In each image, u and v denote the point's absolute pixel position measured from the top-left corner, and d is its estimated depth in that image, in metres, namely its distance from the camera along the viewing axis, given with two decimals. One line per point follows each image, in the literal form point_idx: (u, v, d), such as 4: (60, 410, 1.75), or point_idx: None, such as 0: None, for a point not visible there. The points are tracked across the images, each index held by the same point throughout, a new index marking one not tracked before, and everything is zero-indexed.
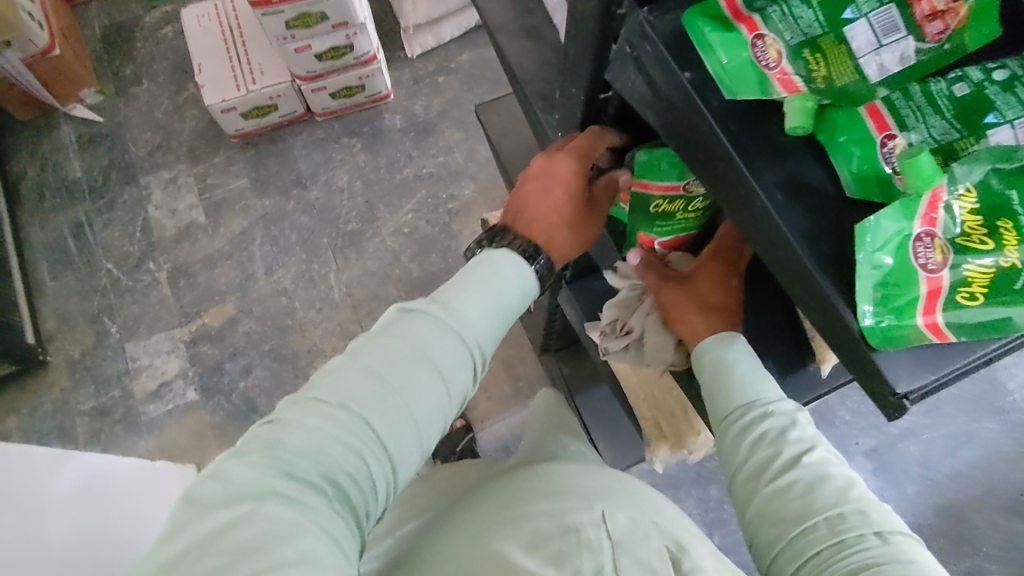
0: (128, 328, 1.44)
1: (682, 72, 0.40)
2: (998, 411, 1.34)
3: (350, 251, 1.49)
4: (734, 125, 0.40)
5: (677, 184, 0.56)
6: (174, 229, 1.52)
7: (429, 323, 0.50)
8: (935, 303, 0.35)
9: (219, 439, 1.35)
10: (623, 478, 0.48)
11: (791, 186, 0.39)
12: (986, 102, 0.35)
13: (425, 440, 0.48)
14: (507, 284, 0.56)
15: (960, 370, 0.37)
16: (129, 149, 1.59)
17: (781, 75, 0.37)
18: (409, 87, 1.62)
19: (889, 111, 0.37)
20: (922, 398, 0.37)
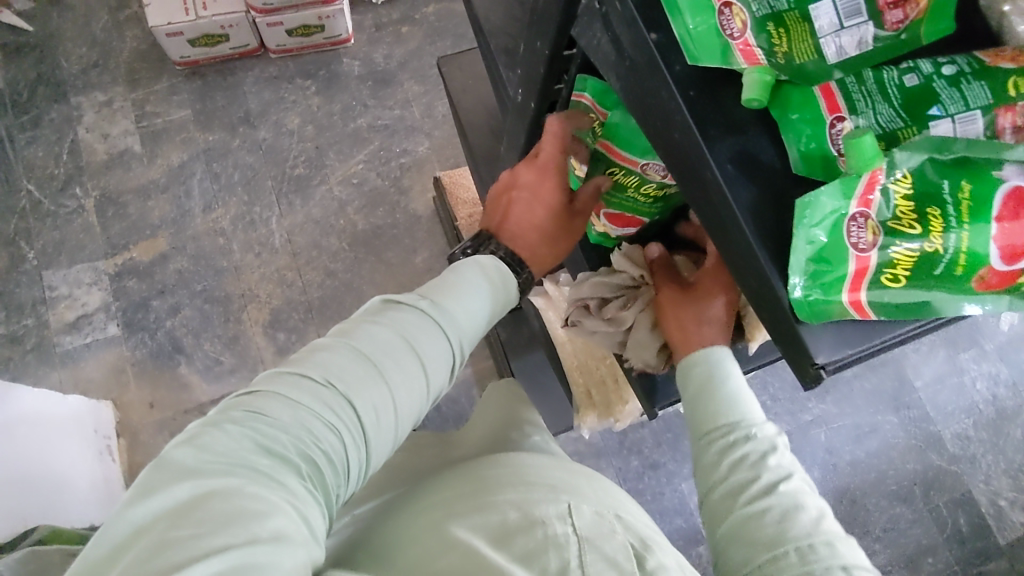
0: (48, 254, 1.36)
1: (649, 33, 0.43)
2: (901, 405, 1.42)
3: (295, 197, 1.44)
4: (694, 92, 0.42)
5: (636, 160, 0.60)
6: (106, 154, 1.43)
7: (418, 320, 0.53)
8: (861, 281, 0.37)
9: (138, 377, 1.30)
10: (587, 480, 0.56)
11: (744, 158, 0.41)
12: (932, 95, 0.37)
13: (401, 427, 0.51)
14: (488, 287, 0.59)
15: (875, 348, 0.40)
16: (60, 64, 1.48)
17: (743, 46, 0.38)
18: (371, 33, 1.56)
19: (842, 94, 0.38)
20: (839, 370, 0.40)
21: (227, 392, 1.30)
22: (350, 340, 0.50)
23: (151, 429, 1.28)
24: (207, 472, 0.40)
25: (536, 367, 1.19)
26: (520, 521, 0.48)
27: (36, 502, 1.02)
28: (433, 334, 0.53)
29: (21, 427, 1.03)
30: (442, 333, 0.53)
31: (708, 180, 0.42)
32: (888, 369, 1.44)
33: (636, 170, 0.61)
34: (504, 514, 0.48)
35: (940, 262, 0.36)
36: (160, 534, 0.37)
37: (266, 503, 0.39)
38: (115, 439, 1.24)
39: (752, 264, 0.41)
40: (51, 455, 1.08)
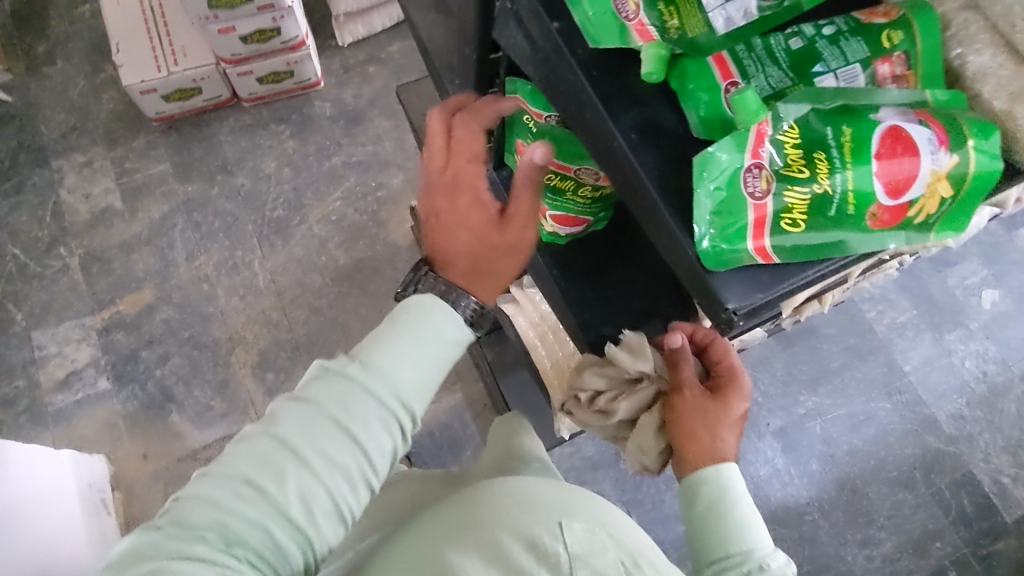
0: (36, 315, 1.38)
1: (552, 22, 0.45)
2: (892, 391, 1.42)
3: (276, 238, 1.47)
4: (597, 72, 0.45)
5: (570, 165, 0.64)
6: (89, 214, 1.46)
7: (345, 390, 0.49)
8: (762, 229, 0.41)
9: (131, 429, 1.31)
10: (576, 488, 0.57)
11: (647, 128, 0.44)
12: (814, 54, 0.43)
13: (343, 509, 0.48)
14: (436, 331, 0.53)
15: (784, 290, 0.43)
16: (40, 130, 1.52)
17: (639, 26, 0.42)
18: (339, 75, 1.61)
19: (733, 62, 0.43)
20: (749, 313, 0.43)
21: (220, 436, 1.31)
22: (270, 429, 0.47)
23: (146, 479, 1.28)
24: None
25: (523, 381, 1.20)
26: (512, 542, 0.49)
27: (35, 554, 1.03)
28: (361, 406, 0.49)
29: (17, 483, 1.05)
30: (377, 396, 0.50)
31: (616, 153, 0.44)
32: (876, 356, 1.45)
33: (571, 175, 0.65)
34: (496, 534, 0.49)
35: (829, 202, 0.40)
36: None
37: None
38: (110, 492, 1.24)
39: (662, 226, 0.44)
40: (49, 510, 1.09)
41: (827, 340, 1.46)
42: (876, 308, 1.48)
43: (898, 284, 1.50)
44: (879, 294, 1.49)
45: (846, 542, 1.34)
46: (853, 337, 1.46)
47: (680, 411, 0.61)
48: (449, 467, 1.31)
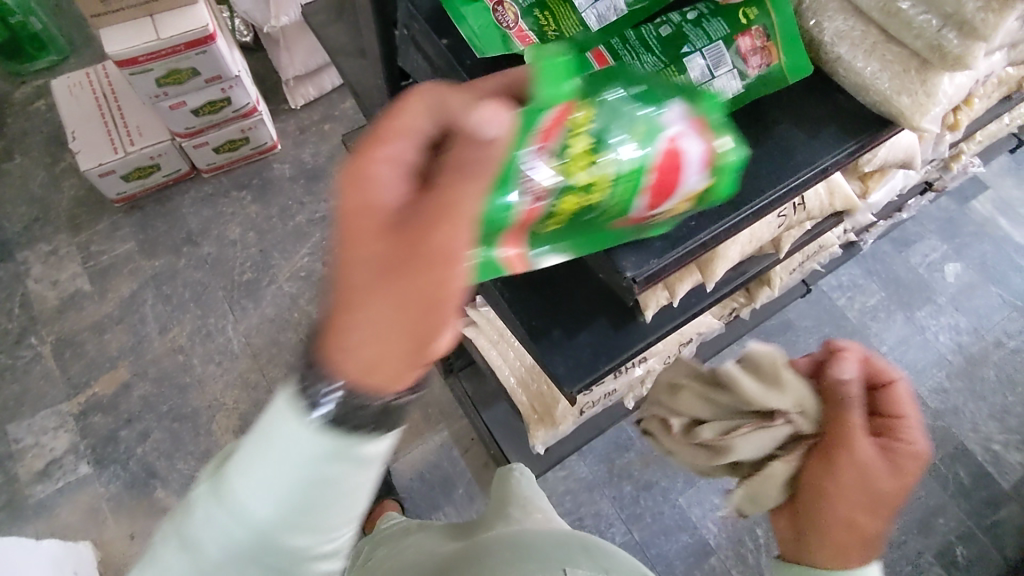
0: (10, 409, 1.36)
1: (441, 40, 0.51)
2: None
3: (247, 301, 1.48)
4: (486, 79, 0.50)
5: None
6: (57, 300, 1.47)
7: (202, 537, 0.34)
8: (519, 232, 0.41)
9: (115, 511, 1.28)
10: (577, 538, 0.62)
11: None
12: (682, 38, 0.47)
13: None
14: (289, 439, 0.32)
15: (678, 256, 0.49)
16: (3, 225, 1.53)
17: (518, 32, 0.48)
18: (296, 136, 1.65)
19: (611, 54, 0.47)
20: (650, 280, 0.49)
21: None
22: None
23: (135, 561, 1.25)
24: None
25: (505, 410, 1.20)
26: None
27: None
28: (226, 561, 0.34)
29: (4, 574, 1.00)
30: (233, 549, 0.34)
31: None
32: (852, 341, 1.46)
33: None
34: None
35: (585, 209, 0.42)
36: None
37: None
38: None
39: None
40: None
41: (803, 331, 1.47)
42: (846, 295, 1.50)
43: (863, 269, 1.53)
44: (846, 282, 1.51)
45: None
46: (827, 325, 1.48)
47: (839, 466, 0.59)
48: (442, 507, 1.29)
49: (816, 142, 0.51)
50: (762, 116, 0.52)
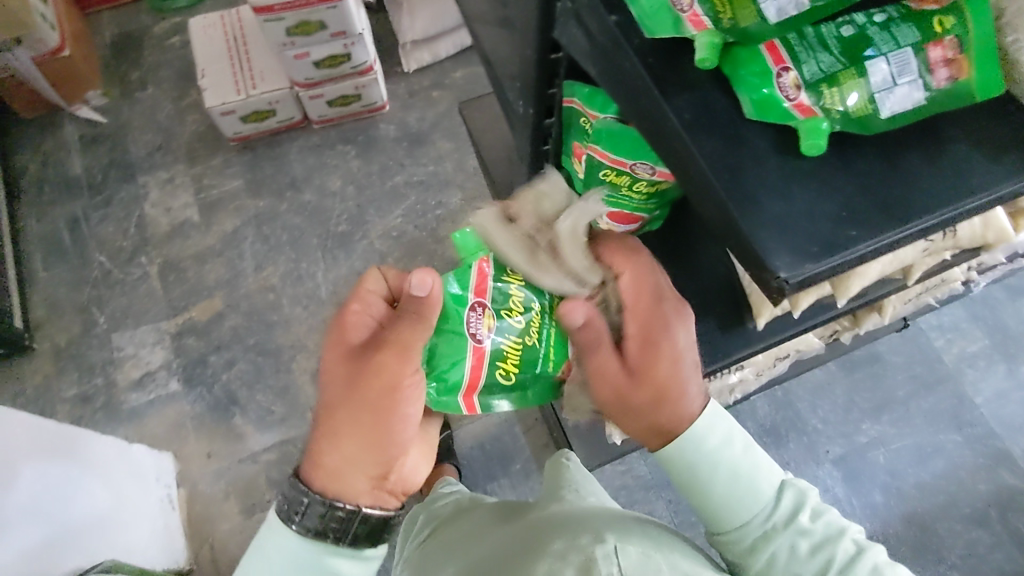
0: (116, 319, 1.47)
1: (610, 15, 0.42)
2: (963, 423, 1.34)
3: (339, 252, 1.53)
4: (652, 60, 0.41)
5: (622, 159, 0.56)
6: (169, 225, 1.57)
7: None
8: (474, 382, 0.64)
9: (196, 429, 1.37)
10: (642, 529, 0.54)
11: (701, 110, 0.39)
12: (866, 39, 0.38)
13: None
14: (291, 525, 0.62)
15: (858, 254, 0.36)
16: (129, 149, 1.64)
17: (692, 16, 0.39)
18: (405, 99, 1.69)
19: (785, 48, 0.38)
20: (807, 286, 0.36)
21: (279, 440, 1.36)
22: None
23: (208, 478, 1.34)
24: None
25: None
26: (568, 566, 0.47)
27: (112, 544, 1.06)
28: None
29: (96, 473, 1.09)
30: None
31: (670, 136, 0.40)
32: (945, 386, 1.37)
33: (625, 171, 0.57)
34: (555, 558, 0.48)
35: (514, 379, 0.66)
36: None
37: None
38: (176, 489, 1.30)
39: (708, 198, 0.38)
40: (121, 498, 1.13)
41: (892, 367, 1.39)
42: (945, 336, 1.41)
43: (968, 312, 1.43)
44: (948, 322, 1.42)
45: None
46: (920, 365, 1.39)
47: None
48: (497, 479, 1.31)
49: (998, 167, 0.40)
50: (933, 125, 0.40)
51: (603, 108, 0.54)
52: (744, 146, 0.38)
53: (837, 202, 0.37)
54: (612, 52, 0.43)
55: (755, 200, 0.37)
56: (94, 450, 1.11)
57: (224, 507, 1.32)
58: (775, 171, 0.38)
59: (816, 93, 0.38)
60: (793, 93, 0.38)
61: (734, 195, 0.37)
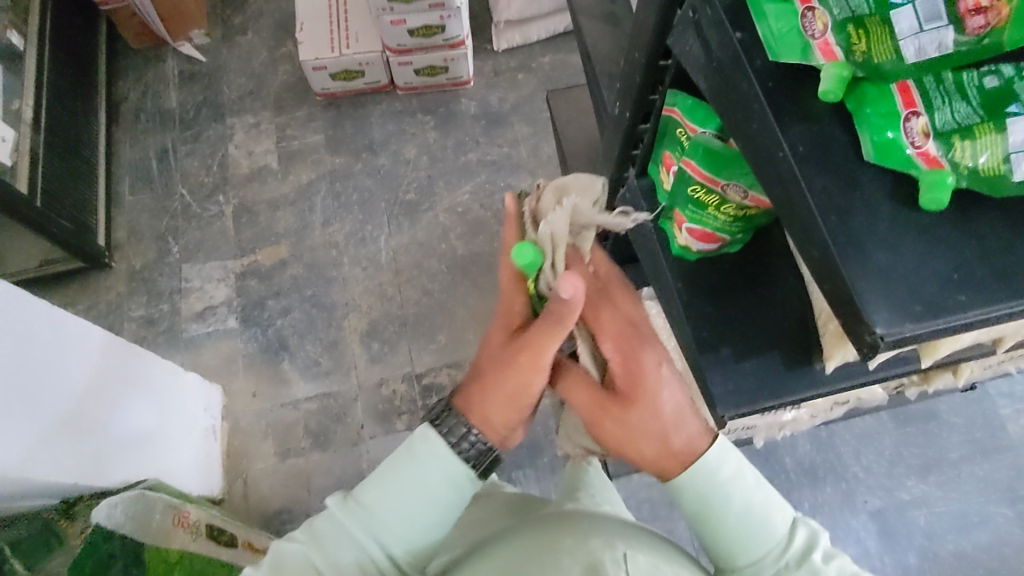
0: (188, 251, 1.53)
1: (734, 32, 0.41)
2: (1017, 499, 1.27)
3: (404, 219, 1.55)
4: (772, 84, 0.39)
5: (713, 178, 0.53)
6: (248, 169, 1.62)
7: (338, 532, 0.53)
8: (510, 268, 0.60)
9: (246, 368, 1.43)
10: (656, 540, 0.52)
11: (818, 146, 0.38)
12: (1012, 94, 0.34)
13: (410, 533, 0.54)
14: (421, 471, 0.54)
15: (965, 321, 0.34)
16: (223, 90, 1.70)
17: (823, 45, 0.38)
18: (489, 78, 1.69)
19: (919, 91, 0.36)
20: (900, 344, 0.34)
21: (320, 392, 1.40)
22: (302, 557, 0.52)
23: (251, 417, 1.38)
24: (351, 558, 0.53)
25: None
26: (572, 567, 0.43)
27: (155, 465, 1.11)
28: (345, 540, 0.53)
29: (151, 396, 1.13)
30: (355, 533, 0.53)
31: (777, 165, 0.38)
32: (1003, 456, 1.30)
33: (715, 190, 0.54)
34: (558, 559, 0.44)
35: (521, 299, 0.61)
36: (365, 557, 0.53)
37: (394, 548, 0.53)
38: (220, 421, 1.36)
39: (810, 238, 0.37)
40: (171, 422, 1.18)
41: (949, 427, 1.33)
42: (1013, 405, 1.34)
43: None
44: (1019, 391, 1.35)
45: None
46: (980, 430, 1.32)
47: None
48: (524, 468, 1.32)
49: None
50: None
51: (707, 123, 0.53)
52: (858, 189, 0.37)
53: (949, 263, 0.35)
54: (728, 69, 0.41)
55: (861, 249, 0.35)
56: (157, 374, 1.16)
57: (261, 446, 1.36)
58: (885, 221, 0.36)
59: (946, 143, 0.35)
60: (920, 139, 0.36)
61: (839, 240, 0.35)
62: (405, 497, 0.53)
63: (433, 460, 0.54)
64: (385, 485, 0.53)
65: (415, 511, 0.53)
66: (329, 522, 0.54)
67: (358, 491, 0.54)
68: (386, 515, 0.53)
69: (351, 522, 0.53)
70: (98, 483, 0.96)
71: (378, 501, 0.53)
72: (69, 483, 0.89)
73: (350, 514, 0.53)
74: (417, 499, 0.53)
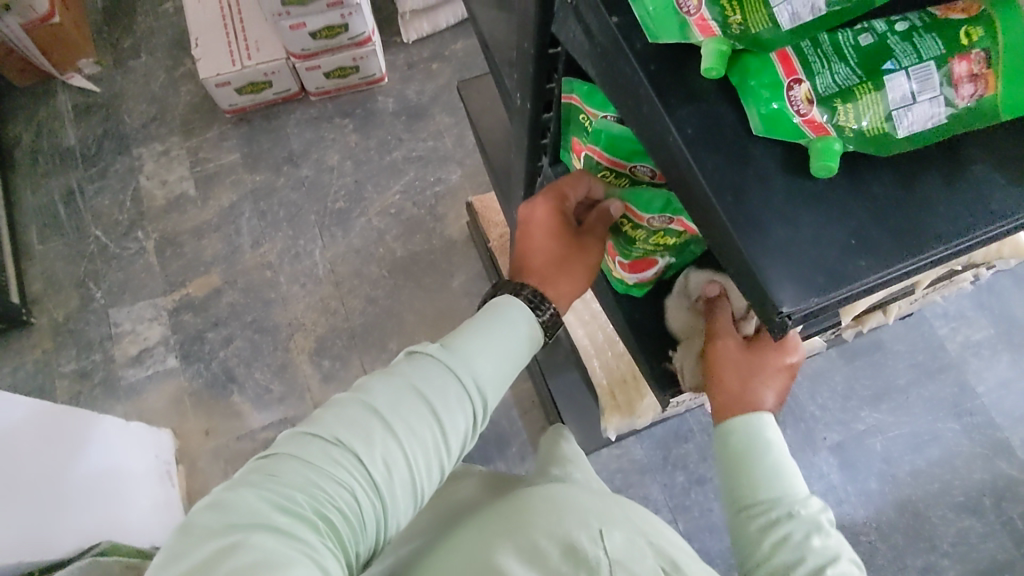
0: (113, 294, 1.46)
1: (610, 16, 0.40)
2: (962, 412, 1.33)
3: (337, 229, 1.51)
4: (655, 68, 0.39)
5: (623, 162, 0.54)
6: (165, 199, 1.54)
7: (433, 369, 0.47)
8: (637, 213, 0.59)
9: (195, 406, 1.37)
10: (626, 504, 0.52)
11: (707, 125, 0.37)
12: (887, 50, 0.35)
13: (498, 379, 0.50)
14: (513, 320, 0.52)
15: (867, 286, 0.35)
16: (124, 120, 1.61)
17: (699, 21, 0.37)
18: (403, 71, 1.65)
19: (798, 57, 0.36)
20: (807, 318, 0.35)
21: (277, 418, 1.36)
22: (385, 396, 0.46)
23: (207, 455, 1.34)
24: (442, 396, 0.47)
25: (574, 385, 1.17)
26: (551, 546, 0.44)
27: (109, 525, 1.05)
28: (442, 377, 0.47)
29: (89, 452, 1.07)
30: (450, 371, 0.48)
31: (670, 149, 0.38)
32: (945, 374, 1.36)
33: (625, 170, 0.55)
34: (536, 536, 0.45)
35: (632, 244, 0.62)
36: (454, 399, 0.47)
37: (479, 397, 0.49)
38: (175, 465, 1.31)
39: (711, 222, 0.36)
40: (118, 477, 1.12)
41: (893, 354, 1.38)
42: (948, 324, 1.40)
43: (973, 300, 1.41)
44: (952, 311, 1.41)
45: (906, 567, 1.24)
46: (922, 353, 1.38)
47: None
48: (494, 460, 1.31)
49: (1019, 190, 0.37)
50: (953, 143, 0.38)
51: (602, 107, 0.52)
52: (750, 166, 0.36)
53: (845, 229, 0.35)
54: (612, 56, 0.40)
55: (761, 228, 0.35)
56: (102, 434, 1.11)
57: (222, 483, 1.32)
58: (781, 193, 0.36)
59: (830, 108, 0.35)
60: (804, 107, 0.36)
61: (738, 220, 0.35)
62: (496, 345, 0.51)
63: (524, 324, 0.53)
64: (479, 335, 0.51)
65: (506, 354, 0.51)
66: (415, 367, 0.48)
67: (448, 338, 0.50)
68: (485, 354, 0.49)
69: (444, 369, 0.48)
70: (47, 555, 0.90)
71: (474, 345, 0.50)
72: (13, 563, 0.83)
73: (445, 360, 0.48)
74: (509, 347, 0.51)
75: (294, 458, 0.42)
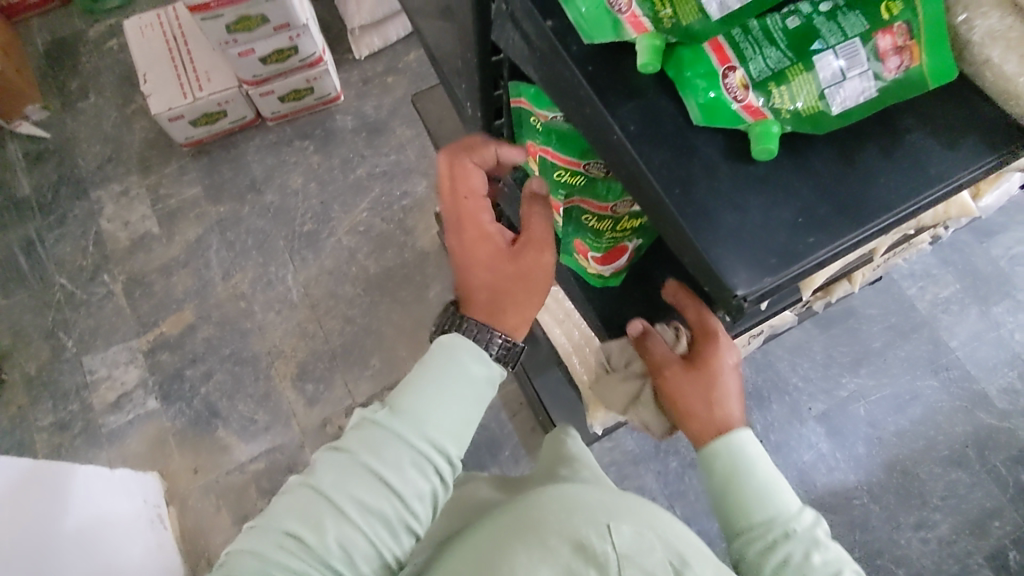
0: (84, 341, 1.43)
1: (545, 21, 0.40)
2: (939, 368, 1.36)
3: (307, 252, 1.50)
4: (592, 67, 0.39)
5: (576, 160, 0.55)
6: (128, 240, 1.52)
7: (378, 438, 0.48)
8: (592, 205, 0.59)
9: (180, 445, 1.35)
10: (631, 494, 0.52)
11: (650, 121, 0.38)
12: (814, 31, 0.37)
13: (451, 432, 0.49)
14: (460, 366, 0.51)
15: (818, 261, 0.36)
16: (78, 163, 1.58)
17: (631, 18, 0.38)
18: (359, 87, 1.64)
19: (730, 45, 0.38)
20: (764, 297, 0.36)
21: (266, 448, 1.34)
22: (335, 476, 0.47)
23: (198, 493, 1.32)
24: (390, 465, 0.47)
25: (558, 383, 1.17)
26: (561, 546, 0.44)
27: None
28: (388, 446, 0.47)
29: (69, 504, 1.04)
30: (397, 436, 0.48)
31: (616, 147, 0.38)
32: (919, 333, 1.39)
33: (579, 170, 0.56)
34: (546, 539, 0.44)
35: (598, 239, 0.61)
36: (405, 464, 0.47)
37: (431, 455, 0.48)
38: (166, 507, 1.28)
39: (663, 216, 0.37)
40: (103, 526, 1.09)
41: (868, 319, 1.41)
42: (918, 284, 1.43)
43: (939, 259, 1.44)
44: (920, 270, 1.44)
45: (900, 525, 1.26)
46: (895, 315, 1.41)
47: None
48: (487, 467, 1.31)
49: (956, 152, 0.39)
50: (889, 111, 0.40)
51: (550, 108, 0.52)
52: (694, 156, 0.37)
53: (792, 207, 0.36)
54: (551, 59, 0.41)
55: (710, 215, 0.36)
56: (81, 483, 1.08)
57: (215, 520, 1.30)
58: (727, 178, 0.37)
59: (764, 92, 0.37)
60: (740, 93, 0.37)
61: (687, 212, 0.36)
62: (445, 397, 0.49)
63: (474, 365, 0.51)
64: (425, 388, 0.50)
65: (456, 403, 0.50)
66: (363, 438, 0.48)
67: (395, 397, 0.50)
68: (429, 413, 0.49)
69: (395, 435, 0.48)
70: None
71: (418, 401, 0.49)
72: None
73: (392, 425, 0.48)
74: (460, 393, 0.50)
75: (250, 552, 0.45)
